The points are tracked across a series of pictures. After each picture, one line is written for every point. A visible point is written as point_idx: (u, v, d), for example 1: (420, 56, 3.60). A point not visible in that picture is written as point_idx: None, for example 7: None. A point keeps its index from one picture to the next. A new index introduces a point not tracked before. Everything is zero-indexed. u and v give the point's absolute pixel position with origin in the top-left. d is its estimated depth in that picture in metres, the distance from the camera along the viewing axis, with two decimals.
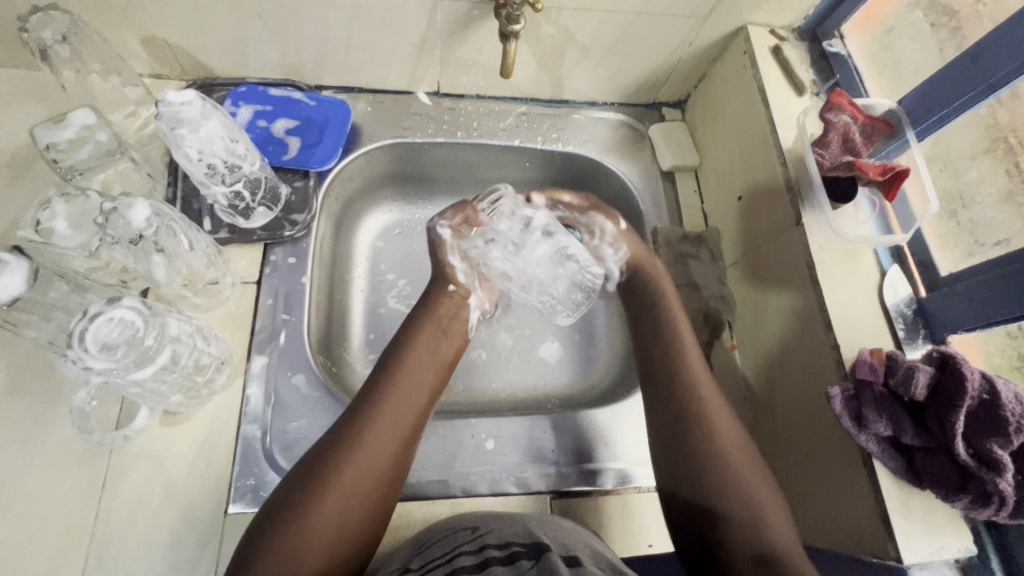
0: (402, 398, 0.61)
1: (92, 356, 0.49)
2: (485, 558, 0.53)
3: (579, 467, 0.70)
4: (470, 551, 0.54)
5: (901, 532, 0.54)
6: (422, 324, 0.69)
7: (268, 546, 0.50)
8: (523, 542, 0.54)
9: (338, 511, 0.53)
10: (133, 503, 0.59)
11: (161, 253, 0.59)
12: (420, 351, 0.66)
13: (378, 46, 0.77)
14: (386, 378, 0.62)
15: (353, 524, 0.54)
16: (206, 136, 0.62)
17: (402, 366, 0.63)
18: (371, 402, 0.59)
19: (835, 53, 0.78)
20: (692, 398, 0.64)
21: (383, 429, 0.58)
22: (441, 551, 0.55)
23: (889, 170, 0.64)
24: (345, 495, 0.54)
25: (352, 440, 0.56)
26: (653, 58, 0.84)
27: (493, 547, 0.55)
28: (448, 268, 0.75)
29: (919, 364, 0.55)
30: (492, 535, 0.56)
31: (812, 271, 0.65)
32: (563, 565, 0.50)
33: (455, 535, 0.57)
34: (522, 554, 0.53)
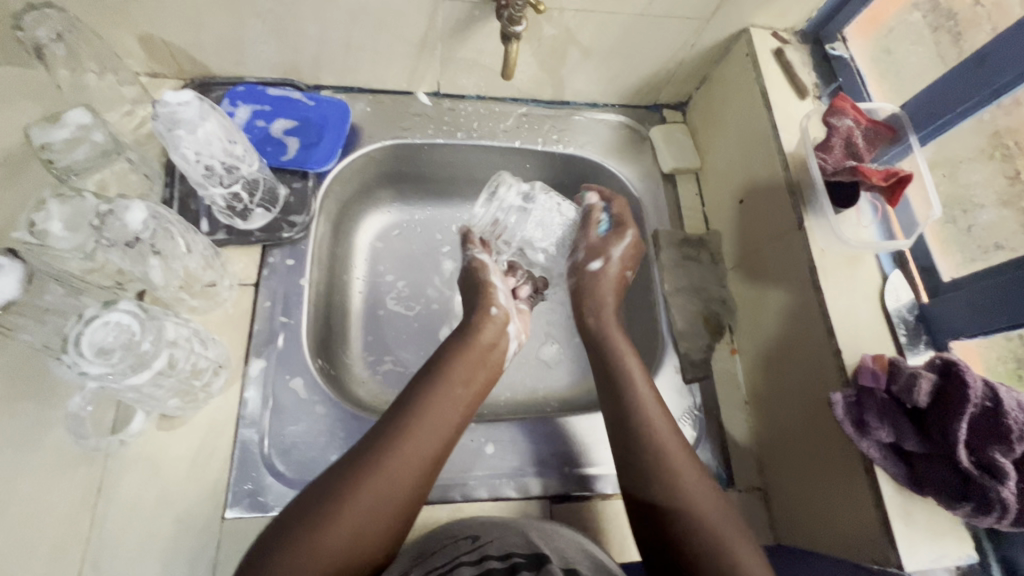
0: (428, 426, 0.60)
1: (88, 362, 0.48)
2: (484, 569, 0.53)
3: (580, 472, 0.70)
4: (470, 561, 0.54)
5: (902, 539, 0.54)
6: (459, 348, 0.68)
7: (277, 556, 0.49)
8: (524, 553, 0.55)
9: (352, 531, 0.52)
10: (129, 507, 0.59)
11: (158, 255, 0.58)
12: (455, 378, 0.65)
13: (378, 47, 0.77)
14: (419, 402, 0.61)
15: (364, 547, 0.52)
16: (204, 137, 0.61)
17: (436, 392, 0.63)
18: (400, 426, 0.59)
19: (837, 56, 0.78)
20: (638, 415, 0.62)
21: (408, 455, 0.57)
22: (442, 560, 0.55)
23: (892, 175, 0.63)
24: (362, 517, 0.53)
25: (377, 462, 0.55)
26: (654, 60, 0.83)
27: (493, 557, 0.54)
28: (490, 290, 0.75)
29: (921, 370, 0.55)
30: (492, 545, 0.56)
31: (815, 276, 0.64)
32: None
33: (455, 545, 0.57)
34: (524, 565, 0.53)
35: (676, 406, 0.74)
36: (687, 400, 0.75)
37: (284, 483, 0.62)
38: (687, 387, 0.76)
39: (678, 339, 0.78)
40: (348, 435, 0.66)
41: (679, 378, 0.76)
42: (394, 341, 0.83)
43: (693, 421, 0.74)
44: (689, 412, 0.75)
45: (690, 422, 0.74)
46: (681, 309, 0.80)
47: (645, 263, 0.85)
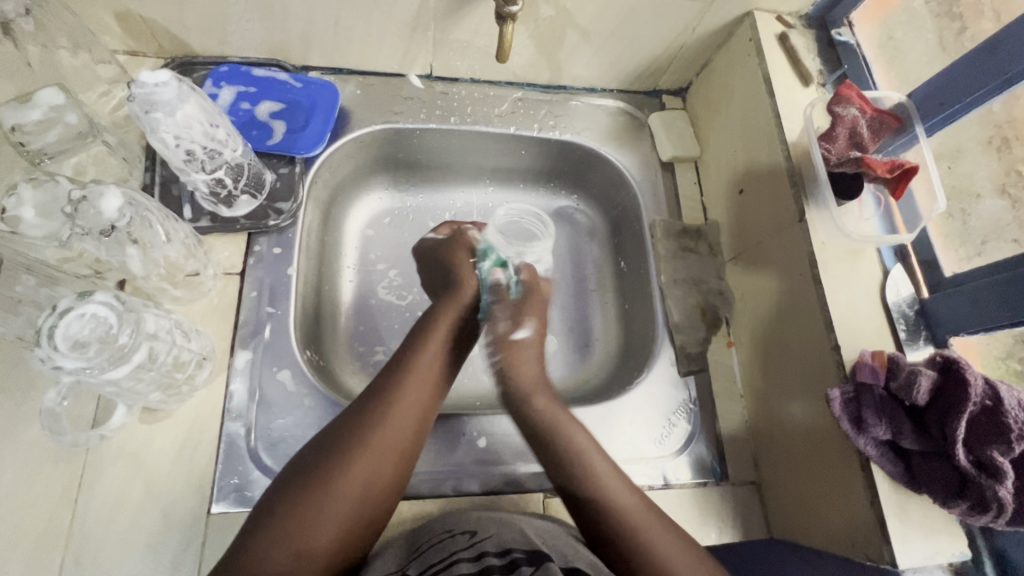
0: (418, 381, 0.58)
1: (61, 355, 0.46)
2: (484, 567, 0.52)
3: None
4: (469, 557, 0.53)
5: (897, 535, 0.54)
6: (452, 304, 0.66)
7: (291, 510, 0.49)
8: (523, 548, 0.53)
9: (364, 481, 0.52)
10: (112, 502, 0.57)
11: (136, 244, 0.56)
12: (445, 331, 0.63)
13: (367, 26, 0.74)
14: (414, 351, 0.60)
15: (376, 495, 0.53)
16: (184, 120, 0.58)
17: (430, 343, 0.61)
18: (402, 375, 0.58)
19: (844, 41, 0.75)
20: (549, 425, 0.60)
21: (412, 408, 0.56)
22: (438, 557, 0.54)
23: (897, 167, 0.61)
24: (373, 464, 0.53)
25: (384, 410, 0.55)
26: (654, 43, 0.81)
27: (492, 554, 0.53)
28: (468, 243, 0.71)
29: (921, 368, 0.54)
30: (490, 541, 0.55)
31: (814, 268, 0.63)
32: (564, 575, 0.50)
33: (452, 539, 0.56)
34: (523, 560, 0.52)
35: (671, 400, 0.74)
36: (682, 394, 0.75)
37: (272, 477, 0.61)
38: (682, 380, 0.75)
39: (674, 331, 0.77)
40: None
41: (674, 371, 0.76)
42: (386, 332, 0.82)
43: (687, 414, 0.73)
44: (684, 406, 0.74)
45: (684, 415, 0.73)
46: (677, 301, 0.79)
47: (642, 253, 0.84)
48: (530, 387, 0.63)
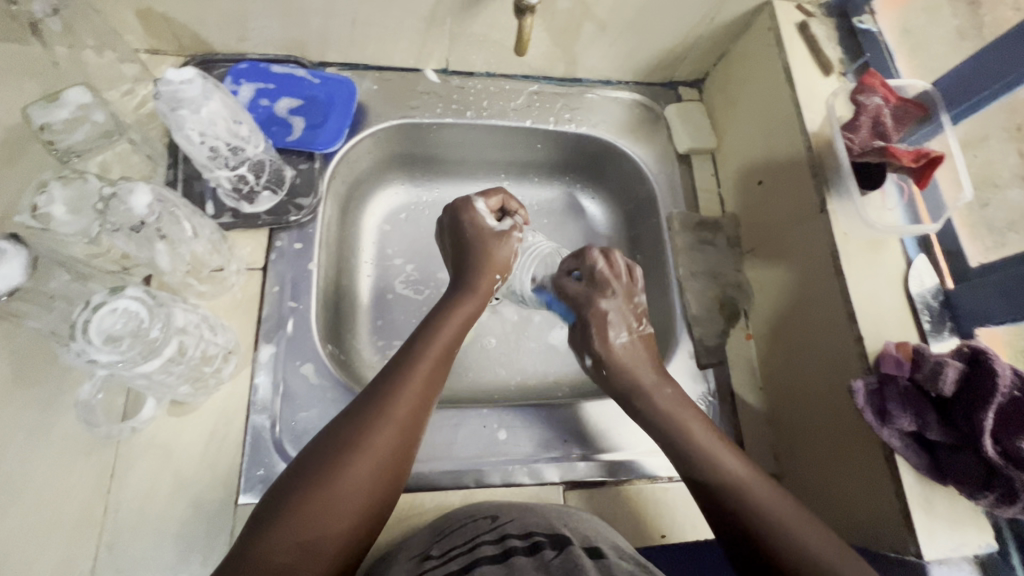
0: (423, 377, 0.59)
1: (96, 349, 0.47)
2: (507, 548, 0.52)
3: (593, 458, 0.69)
4: (491, 539, 0.54)
5: (921, 526, 0.53)
6: (452, 307, 0.67)
7: (296, 500, 0.49)
8: (544, 533, 0.54)
9: (368, 473, 0.52)
10: (143, 492, 0.59)
11: (165, 240, 0.57)
12: (447, 330, 0.64)
13: (385, 21, 0.74)
14: (416, 352, 0.61)
15: (378, 489, 0.52)
16: (208, 117, 0.59)
17: (431, 342, 0.62)
18: (402, 373, 0.58)
19: (866, 29, 0.73)
20: (668, 419, 0.61)
21: (415, 403, 0.57)
22: (462, 539, 0.55)
23: (923, 156, 0.60)
24: (377, 456, 0.53)
25: (385, 404, 0.55)
26: (672, 34, 0.80)
27: (514, 536, 0.54)
28: (495, 257, 0.70)
29: (947, 359, 0.54)
30: (513, 524, 0.56)
31: (837, 259, 0.62)
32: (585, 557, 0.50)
33: (475, 525, 0.57)
34: (545, 543, 0.52)
35: (690, 392, 0.74)
36: (701, 386, 0.75)
37: None
38: (701, 372, 0.75)
39: (693, 324, 0.77)
40: None
41: (693, 364, 0.76)
42: (404, 326, 0.82)
43: (707, 407, 0.73)
44: (704, 398, 0.74)
45: (704, 408, 0.73)
46: (696, 293, 0.78)
47: (659, 245, 0.84)
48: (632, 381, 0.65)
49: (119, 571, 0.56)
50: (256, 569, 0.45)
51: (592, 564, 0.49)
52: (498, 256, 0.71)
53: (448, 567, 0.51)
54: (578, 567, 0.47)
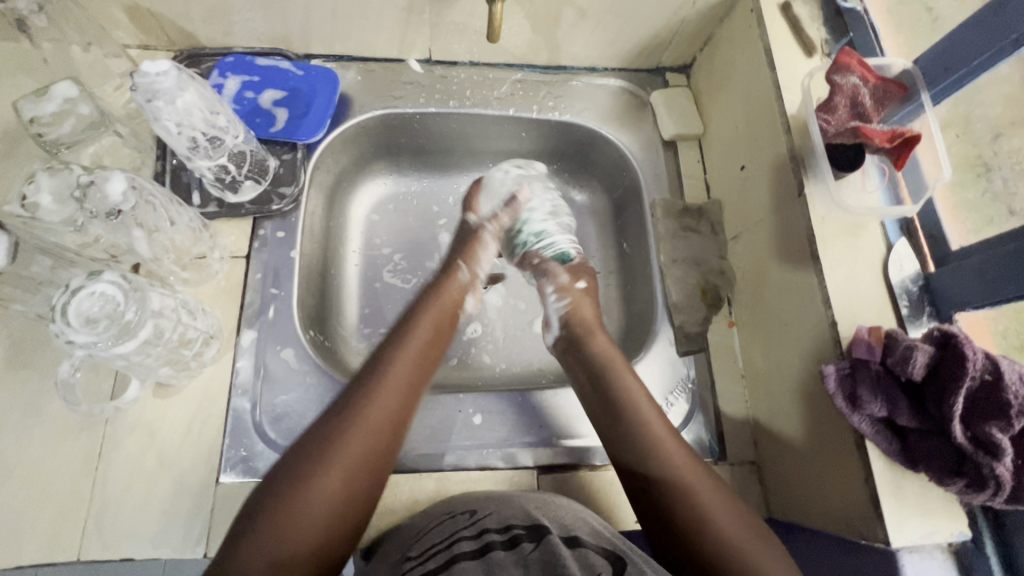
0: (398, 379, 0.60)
1: (74, 331, 0.49)
2: (485, 543, 0.54)
3: (570, 444, 0.70)
4: (470, 536, 0.55)
5: (891, 514, 0.52)
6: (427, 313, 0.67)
7: (266, 515, 0.49)
8: (523, 524, 0.56)
9: (339, 481, 0.52)
10: (129, 469, 0.61)
11: (142, 228, 0.59)
12: (421, 336, 0.65)
13: (365, 12, 0.75)
14: (388, 359, 0.61)
15: (351, 496, 0.53)
16: (184, 108, 0.61)
17: (407, 347, 0.63)
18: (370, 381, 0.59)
19: (851, 8, 0.72)
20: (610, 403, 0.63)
21: (388, 410, 0.57)
22: (440, 535, 0.56)
23: (898, 135, 0.58)
24: (350, 466, 0.53)
25: (352, 416, 0.55)
26: (654, 19, 0.80)
27: (493, 530, 0.56)
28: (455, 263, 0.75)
29: (918, 343, 0.52)
30: (491, 518, 0.57)
31: (812, 243, 0.61)
32: (564, 548, 0.52)
33: (453, 520, 0.58)
34: (523, 536, 0.54)
35: (670, 379, 0.74)
36: (681, 373, 0.74)
37: (275, 450, 0.64)
38: (681, 359, 0.75)
39: (674, 311, 0.77)
40: None
41: (673, 351, 0.75)
42: (391, 314, 0.84)
43: (686, 394, 0.73)
44: (683, 385, 0.74)
45: (682, 395, 0.73)
46: (677, 281, 0.78)
47: (643, 234, 0.84)
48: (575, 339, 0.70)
49: (105, 544, 0.58)
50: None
51: (570, 553, 0.52)
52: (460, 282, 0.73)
53: (426, 567, 0.52)
54: (558, 560, 0.50)
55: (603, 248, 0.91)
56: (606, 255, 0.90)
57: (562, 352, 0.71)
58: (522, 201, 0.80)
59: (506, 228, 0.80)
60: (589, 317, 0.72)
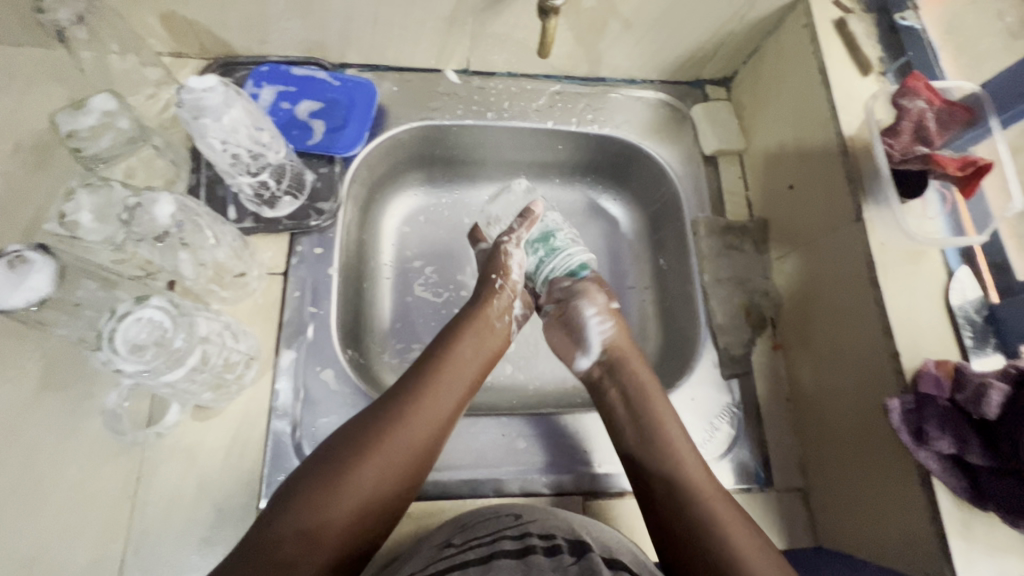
0: (443, 391, 0.61)
1: (121, 359, 0.47)
2: (526, 545, 0.52)
3: (605, 470, 0.68)
4: (513, 535, 0.54)
5: (960, 554, 0.51)
6: (474, 323, 0.68)
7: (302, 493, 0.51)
8: (566, 537, 0.54)
9: (375, 471, 0.54)
10: (169, 495, 0.60)
11: (187, 248, 0.57)
12: (467, 349, 0.66)
13: (406, 22, 0.73)
14: (433, 368, 0.63)
15: (385, 488, 0.54)
16: (230, 125, 0.58)
17: (454, 360, 0.64)
18: (416, 389, 0.60)
19: (908, 26, 0.69)
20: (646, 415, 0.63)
21: (430, 419, 0.59)
22: (485, 531, 0.55)
23: (970, 164, 0.56)
24: (384, 465, 0.54)
25: (395, 418, 0.57)
26: (700, 31, 0.78)
27: (534, 535, 0.54)
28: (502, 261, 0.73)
29: (992, 379, 0.50)
30: (535, 525, 0.56)
31: (873, 271, 0.60)
32: (604, 565, 0.49)
33: (499, 519, 0.57)
34: (565, 547, 0.52)
35: (714, 402, 0.73)
36: (726, 397, 0.73)
37: None
38: (725, 383, 0.74)
39: (718, 333, 0.75)
40: None
41: (717, 374, 0.74)
42: (424, 330, 0.82)
43: (731, 418, 0.72)
44: (727, 410, 0.72)
45: (728, 419, 0.72)
46: (721, 301, 0.76)
47: (684, 251, 0.82)
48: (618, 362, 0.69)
49: (146, 572, 0.57)
50: (260, 555, 0.47)
51: (609, 571, 0.49)
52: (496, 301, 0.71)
53: (469, 556, 0.51)
54: (596, 573, 0.47)
55: (640, 264, 0.89)
56: (643, 272, 0.89)
57: (595, 380, 0.69)
58: (536, 217, 0.75)
59: (524, 240, 0.76)
60: (620, 342, 0.70)
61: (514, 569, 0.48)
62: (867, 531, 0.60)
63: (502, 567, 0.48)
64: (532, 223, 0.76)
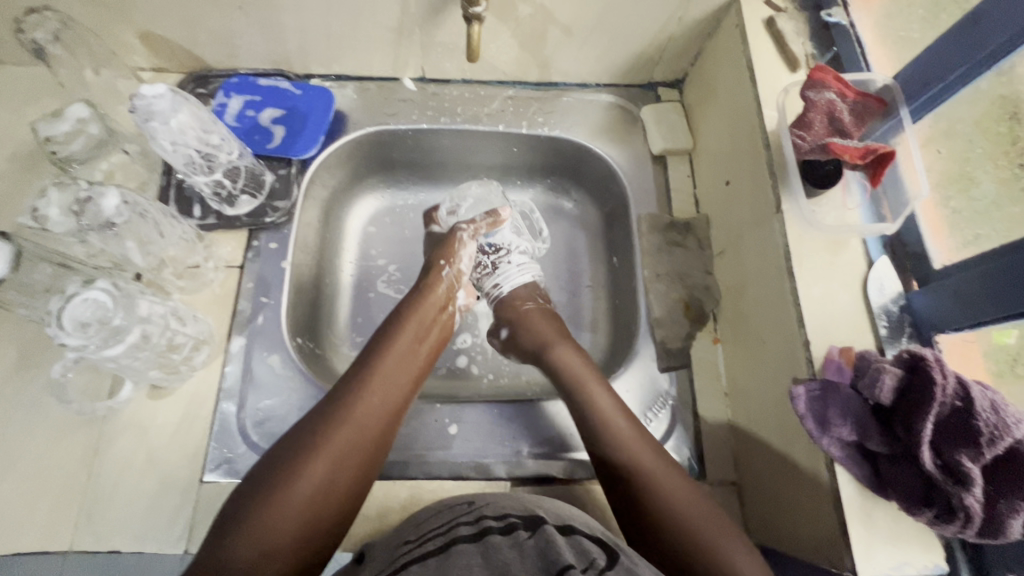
0: (387, 382, 0.62)
1: (66, 334, 0.53)
2: (482, 529, 0.52)
3: (583, 456, 0.71)
4: (468, 521, 0.54)
5: (859, 542, 0.50)
6: (416, 314, 0.70)
7: (248, 517, 0.50)
8: (520, 514, 0.54)
9: (323, 477, 0.54)
10: (120, 466, 0.65)
11: (134, 240, 0.63)
12: (409, 337, 0.67)
13: (358, 34, 0.79)
14: (375, 361, 0.63)
15: (336, 490, 0.54)
16: (178, 128, 0.65)
17: (395, 349, 0.65)
18: (357, 387, 0.60)
19: (836, 23, 0.72)
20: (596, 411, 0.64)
21: (376, 411, 0.60)
22: (440, 522, 0.55)
23: (871, 152, 0.58)
24: (334, 465, 0.55)
25: (341, 416, 0.57)
26: (641, 35, 0.80)
27: (490, 517, 0.54)
28: (455, 245, 0.76)
29: (886, 365, 0.51)
30: (489, 507, 0.56)
31: (788, 260, 0.60)
32: (559, 535, 0.50)
33: (452, 510, 0.57)
34: (519, 524, 0.52)
35: (649, 394, 0.74)
36: (661, 389, 0.74)
37: (256, 452, 0.67)
38: (661, 375, 0.75)
39: (656, 326, 0.76)
40: None
41: (653, 366, 0.75)
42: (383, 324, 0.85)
43: (665, 410, 0.73)
44: (663, 400, 0.73)
45: (663, 410, 0.73)
46: (660, 296, 0.78)
47: (630, 248, 0.84)
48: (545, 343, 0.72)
49: (95, 536, 0.62)
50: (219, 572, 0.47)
51: (565, 542, 0.49)
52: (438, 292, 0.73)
53: (423, 549, 0.51)
54: (551, 547, 0.47)
55: (594, 261, 0.91)
56: (596, 269, 0.90)
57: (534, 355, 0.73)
58: (502, 222, 0.79)
59: (481, 235, 0.79)
60: (547, 333, 0.73)
61: (474, 553, 0.48)
62: (785, 522, 0.60)
63: (460, 556, 0.48)
64: (496, 224, 0.79)
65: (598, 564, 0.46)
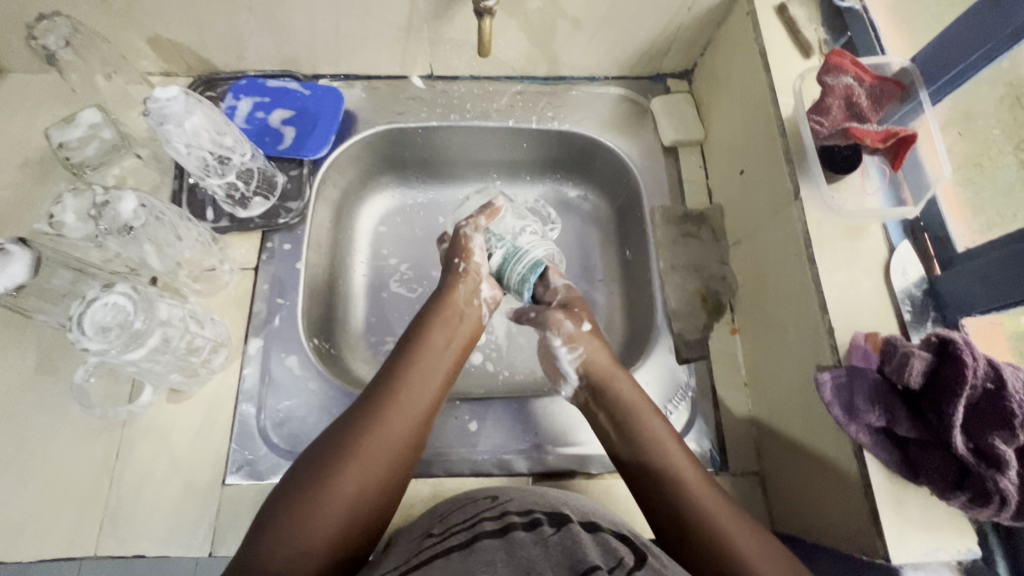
0: (419, 382, 0.62)
1: (88, 338, 0.53)
2: (506, 523, 0.52)
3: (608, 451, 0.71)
4: (492, 517, 0.53)
5: (891, 529, 0.50)
6: (445, 313, 0.70)
7: (284, 516, 0.50)
8: (544, 511, 0.54)
9: (357, 479, 0.54)
10: (141, 470, 0.65)
11: (152, 243, 0.63)
12: (436, 338, 0.67)
13: (367, 32, 0.78)
14: (407, 362, 0.64)
15: (371, 492, 0.54)
16: (192, 130, 0.65)
17: (426, 350, 0.65)
18: (386, 387, 0.61)
19: (849, 7, 0.70)
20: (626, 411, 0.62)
21: (410, 411, 0.60)
22: (464, 517, 0.54)
23: (893, 136, 0.59)
24: (369, 467, 0.54)
25: (375, 416, 0.57)
26: (651, 26, 0.80)
27: (514, 513, 0.54)
28: (466, 245, 0.75)
29: (914, 349, 0.50)
30: (513, 503, 0.56)
31: (808, 247, 0.59)
32: (583, 532, 0.50)
33: (476, 504, 0.57)
34: (544, 521, 0.52)
35: (669, 386, 0.73)
36: (680, 380, 0.74)
37: (277, 454, 0.67)
38: (680, 367, 0.74)
39: (673, 318, 0.76)
40: (337, 411, 0.70)
41: (672, 359, 0.75)
42: (397, 323, 0.85)
43: (685, 403, 0.72)
44: (683, 392, 0.73)
45: (683, 403, 0.72)
46: (676, 287, 0.77)
47: (644, 240, 0.83)
48: (603, 375, 0.66)
49: (119, 540, 0.62)
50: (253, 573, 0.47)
51: (591, 540, 0.49)
52: (459, 291, 0.72)
53: (449, 543, 0.50)
54: (575, 544, 0.48)
55: (607, 255, 0.90)
56: (609, 262, 0.90)
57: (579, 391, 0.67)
58: (499, 211, 0.80)
59: (483, 228, 0.79)
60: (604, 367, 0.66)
61: (497, 549, 0.48)
62: (812, 511, 0.59)
63: (484, 550, 0.48)
64: (494, 215, 0.80)
65: (627, 563, 0.46)
